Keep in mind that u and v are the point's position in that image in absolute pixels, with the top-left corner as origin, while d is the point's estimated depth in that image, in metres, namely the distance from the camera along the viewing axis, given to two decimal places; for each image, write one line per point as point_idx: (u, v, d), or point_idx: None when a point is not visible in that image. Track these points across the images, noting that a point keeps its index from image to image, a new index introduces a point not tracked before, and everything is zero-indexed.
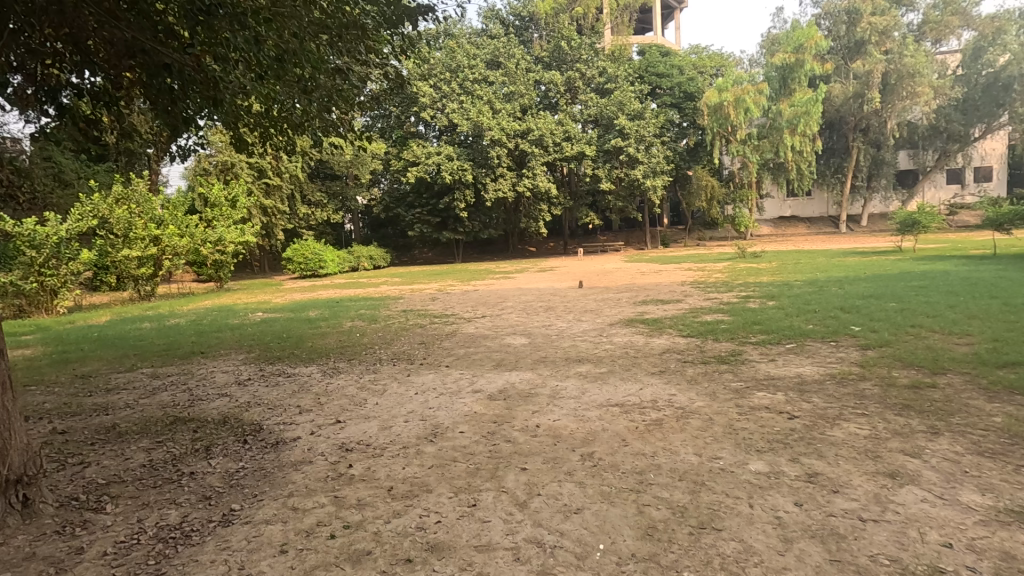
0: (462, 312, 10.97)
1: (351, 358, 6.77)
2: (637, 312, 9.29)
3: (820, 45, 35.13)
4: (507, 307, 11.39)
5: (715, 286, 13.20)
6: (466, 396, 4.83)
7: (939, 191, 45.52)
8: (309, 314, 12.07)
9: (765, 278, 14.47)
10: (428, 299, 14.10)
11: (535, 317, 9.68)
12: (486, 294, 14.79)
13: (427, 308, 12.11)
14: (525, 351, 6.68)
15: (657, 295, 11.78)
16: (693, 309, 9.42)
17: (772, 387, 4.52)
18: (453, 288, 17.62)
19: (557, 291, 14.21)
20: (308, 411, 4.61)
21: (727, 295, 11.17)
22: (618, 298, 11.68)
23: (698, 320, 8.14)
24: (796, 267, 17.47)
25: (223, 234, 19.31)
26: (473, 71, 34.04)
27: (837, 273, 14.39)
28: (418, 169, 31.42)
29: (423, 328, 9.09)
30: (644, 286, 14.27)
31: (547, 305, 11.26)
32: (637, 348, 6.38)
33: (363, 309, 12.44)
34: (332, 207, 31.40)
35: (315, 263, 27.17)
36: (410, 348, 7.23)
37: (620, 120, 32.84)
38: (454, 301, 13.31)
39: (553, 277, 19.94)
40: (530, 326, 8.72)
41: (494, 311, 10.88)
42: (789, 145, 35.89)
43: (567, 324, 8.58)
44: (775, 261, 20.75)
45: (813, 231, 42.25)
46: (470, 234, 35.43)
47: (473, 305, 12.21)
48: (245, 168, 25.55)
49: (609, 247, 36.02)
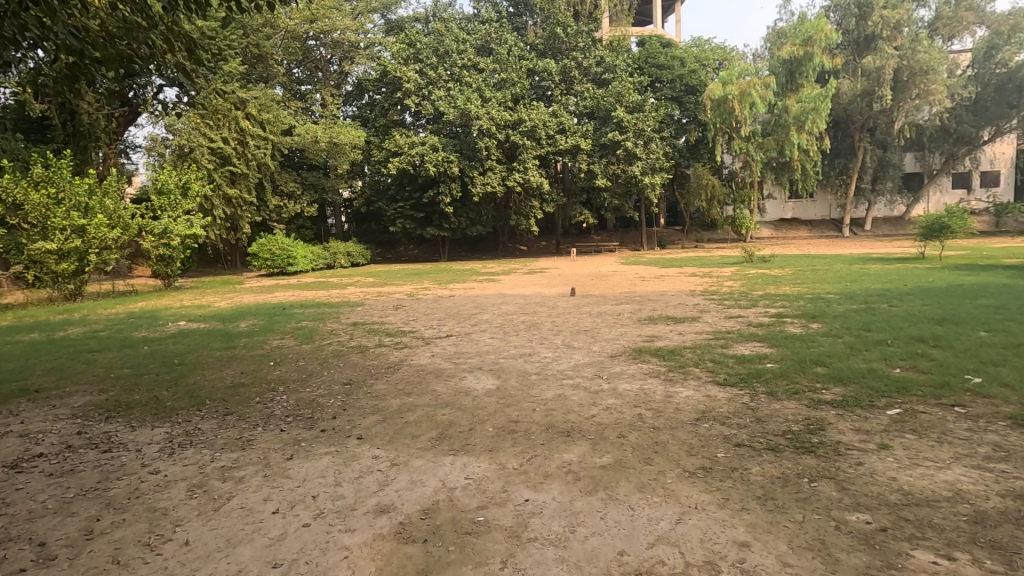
0: (425, 329, 8.79)
1: (227, 414, 4.51)
2: (646, 337, 7.11)
3: (831, 37, 33.08)
4: (480, 323, 9.20)
5: (733, 298, 11.09)
6: (357, 528, 2.65)
7: (945, 196, 43.82)
8: (237, 326, 9.75)
9: (788, 289, 12.34)
10: (391, 307, 11.93)
11: (514, 340, 7.51)
12: (461, 302, 12.58)
13: (386, 321, 9.89)
14: (488, 406, 4.53)
15: (667, 310, 9.60)
16: (718, 332, 7.30)
17: (937, 535, 2.36)
18: (427, 292, 15.46)
19: (545, 300, 12.04)
20: (35, 569, 2.37)
21: (754, 312, 9.04)
22: (618, 313, 9.52)
23: (732, 352, 6.02)
24: (816, 276, 15.44)
25: (168, 225, 17.29)
26: (462, 57, 31.83)
27: (872, 284, 12.34)
28: (401, 160, 29.12)
29: (364, 354, 6.86)
30: (647, 295, 12.14)
31: (532, 321, 9.10)
32: (655, 409, 4.24)
33: (307, 320, 10.17)
34: (306, 199, 29.17)
35: (282, 261, 24.90)
36: (325, 395, 4.98)
37: (619, 112, 30.77)
38: (422, 312, 11.08)
39: (542, 281, 17.83)
40: (507, 354, 6.57)
41: (465, 329, 8.69)
42: (796, 143, 33.88)
43: (555, 353, 6.43)
44: (788, 267, 18.67)
45: (816, 235, 40.34)
46: (457, 231, 33.01)
47: (440, 318, 10.03)
48: (206, 154, 23.19)
49: (604, 247, 33.91)
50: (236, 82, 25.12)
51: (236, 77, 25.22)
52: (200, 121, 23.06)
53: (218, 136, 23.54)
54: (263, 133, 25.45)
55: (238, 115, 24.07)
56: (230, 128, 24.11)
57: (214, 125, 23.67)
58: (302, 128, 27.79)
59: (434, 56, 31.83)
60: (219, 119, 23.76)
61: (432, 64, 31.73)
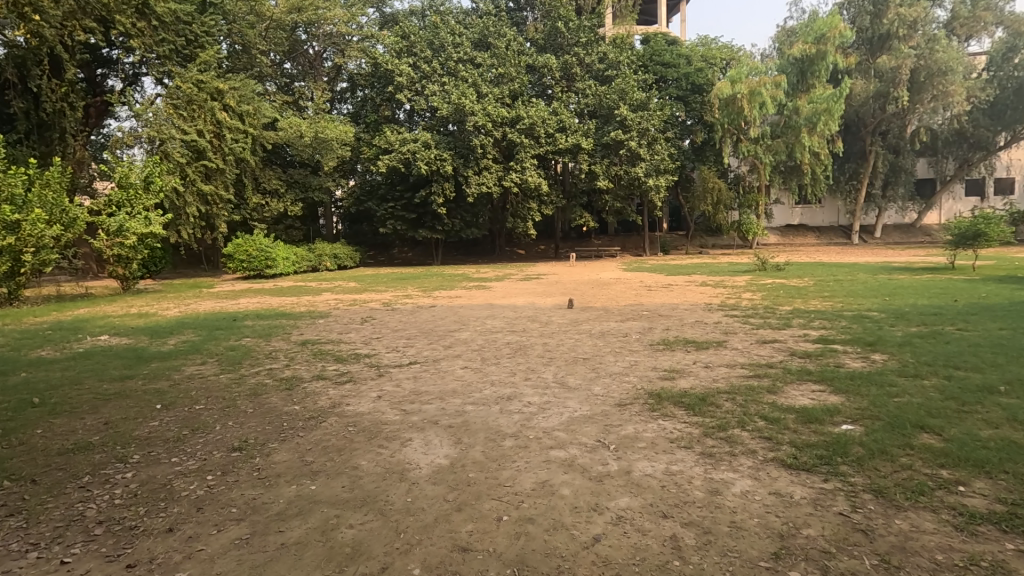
0: (386, 352, 7.09)
1: (6, 518, 2.82)
2: (663, 374, 5.41)
3: (845, 34, 31.47)
4: (454, 345, 7.50)
5: (759, 315, 9.41)
6: None
7: (958, 203, 42.38)
8: (161, 344, 8.03)
9: (819, 304, 10.68)
10: (357, 320, 10.20)
11: (493, 371, 5.82)
12: (441, 314, 10.89)
13: (343, 339, 8.20)
14: (427, 507, 2.84)
15: (682, 331, 7.90)
16: (756, 367, 5.65)
17: None
18: (406, 301, 13.75)
19: (537, 314, 10.34)
20: None
21: (792, 335, 7.36)
22: (624, 334, 7.84)
23: (788, 404, 4.34)
24: (843, 287, 13.81)
25: (123, 222, 15.67)
26: (458, 51, 30.26)
27: (916, 299, 10.66)
28: (391, 157, 27.44)
29: (290, 393, 5.17)
30: (656, 309, 10.47)
31: (517, 343, 7.40)
32: (696, 526, 2.56)
33: (250, 337, 8.47)
34: (290, 197, 27.53)
35: (259, 263, 23.20)
36: (187, 476, 3.28)
37: (621, 110, 29.15)
38: (391, 327, 9.37)
39: (537, 288, 16.15)
40: (477, 396, 4.89)
41: (434, 353, 6.99)
42: (808, 146, 32.24)
43: (541, 398, 4.74)
44: (807, 278, 17.02)
45: (824, 242, 38.78)
46: (450, 234, 31.28)
47: (410, 336, 8.32)
48: (179, 147, 21.55)
49: (604, 253, 32.24)
50: (214, 71, 23.53)
51: (213, 66, 23.66)
52: (172, 110, 21.48)
53: (195, 127, 21.99)
54: (241, 126, 23.91)
55: (214, 106, 22.47)
56: (206, 120, 22.48)
57: (188, 116, 22.01)
58: (286, 122, 26.14)
59: (428, 50, 30.36)
60: (194, 109, 22.14)
61: (426, 57, 30.22)
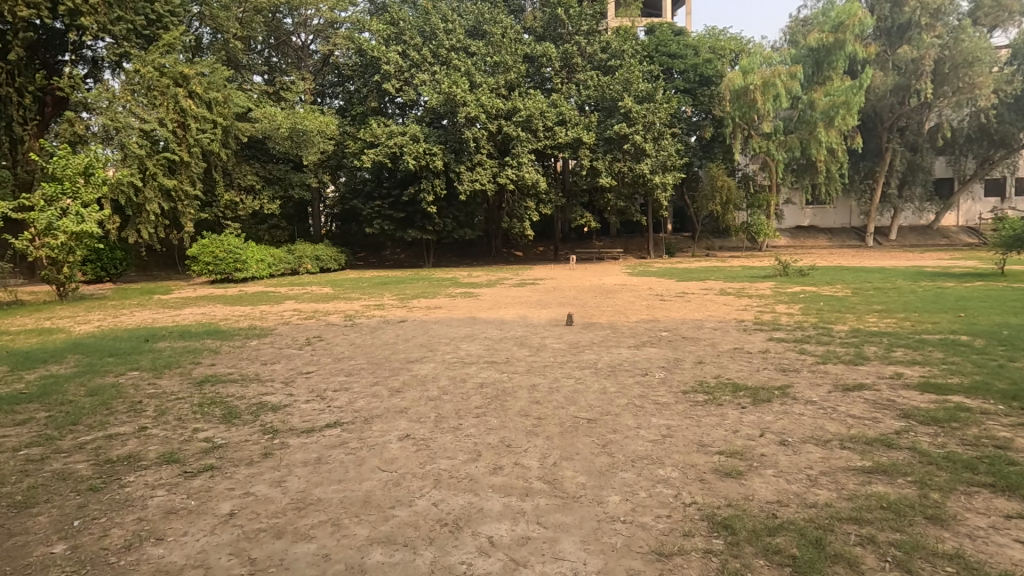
0: (306, 403, 4.94)
1: None
2: (720, 465, 3.29)
3: (865, 22, 29.27)
4: (406, 389, 5.35)
5: (813, 339, 7.26)
6: None
7: (977, 204, 40.34)
8: (7, 382, 5.87)
9: (883, 322, 8.52)
10: (299, 343, 8.07)
11: (446, 451, 3.67)
12: (408, 332, 8.75)
13: (261, 375, 6.04)
14: None
15: (724, 367, 5.75)
16: (866, 446, 3.51)
17: None
18: (375, 313, 11.61)
19: (528, 334, 8.21)
20: None
21: (882, 377, 5.23)
22: (643, 372, 5.69)
23: (997, 565, 2.22)
24: (892, 298, 11.70)
25: (53, 219, 13.68)
26: (450, 38, 28.21)
27: (1002, 316, 8.51)
28: (377, 151, 25.17)
29: (85, 501, 3.00)
30: (677, 329, 8.33)
31: (493, 386, 5.28)
32: None
33: (137, 370, 6.29)
34: (267, 195, 25.44)
35: (227, 266, 21.14)
36: None
37: (626, 101, 27.04)
38: (335, 353, 7.21)
39: (534, 297, 14.00)
40: (401, 520, 2.75)
41: (371, 405, 4.84)
42: (824, 141, 30.05)
43: (513, 532, 2.61)
44: (841, 285, 14.92)
45: (837, 244, 36.70)
46: (441, 234, 29.08)
47: (352, 371, 6.17)
48: (139, 138, 19.53)
49: (606, 255, 30.06)
50: (179, 55, 21.40)
51: (179, 49, 21.54)
52: (132, 98, 19.53)
53: (157, 117, 19.97)
54: (209, 115, 21.72)
55: (178, 92, 20.43)
56: (169, 108, 20.43)
57: (150, 104, 20.09)
58: (261, 112, 24.04)
59: (418, 37, 28.24)
60: (156, 97, 20.17)
61: (416, 45, 28.06)
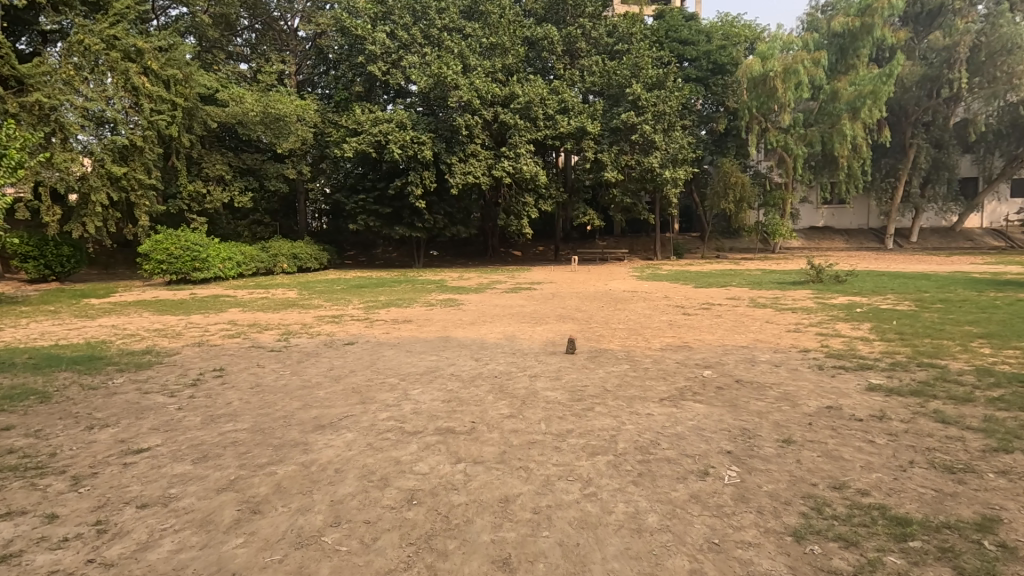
0: (48, 554, 2.49)
1: None
2: None
3: (894, 5, 26.72)
4: (271, 506, 2.91)
5: (938, 390, 4.80)
6: None
7: (1004, 205, 37.84)
8: None
9: (1010, 357, 6.06)
10: (183, 380, 5.62)
11: None
12: (347, 363, 6.33)
13: (54, 459, 3.60)
14: None
15: (841, 461, 3.29)
16: None
17: None
18: (324, 327, 9.13)
19: (512, 372, 5.74)
20: None
21: None
22: (699, 468, 3.25)
23: None
24: (976, 315, 9.24)
25: None
26: (442, 17, 25.65)
27: None
28: (359, 139, 22.69)
29: None
30: (723, 364, 5.87)
31: (430, 507, 2.85)
32: None
33: None
34: (238, 186, 22.93)
35: (184, 265, 18.64)
36: None
37: (634, 88, 24.57)
38: (218, 404, 4.78)
39: (527, 307, 11.59)
40: None
41: (173, 564, 2.40)
42: (849, 134, 27.44)
43: None
44: (893, 294, 12.53)
45: (856, 247, 34.24)
46: (431, 232, 26.54)
47: (213, 450, 3.73)
48: (79, 117, 17.05)
49: (610, 256, 27.54)
50: (131, 27, 18.95)
51: (132, 21, 19.13)
52: (75, 73, 17.04)
53: (105, 94, 17.51)
54: (167, 95, 19.22)
55: (130, 68, 17.97)
56: (120, 86, 17.95)
57: (97, 82, 17.68)
58: (228, 94, 21.54)
59: (407, 16, 25.55)
60: (104, 73, 17.73)
61: (405, 24, 25.36)
